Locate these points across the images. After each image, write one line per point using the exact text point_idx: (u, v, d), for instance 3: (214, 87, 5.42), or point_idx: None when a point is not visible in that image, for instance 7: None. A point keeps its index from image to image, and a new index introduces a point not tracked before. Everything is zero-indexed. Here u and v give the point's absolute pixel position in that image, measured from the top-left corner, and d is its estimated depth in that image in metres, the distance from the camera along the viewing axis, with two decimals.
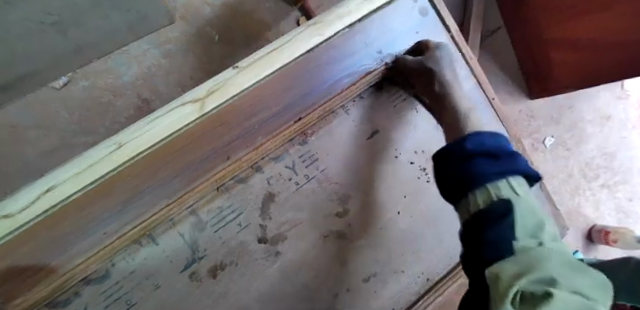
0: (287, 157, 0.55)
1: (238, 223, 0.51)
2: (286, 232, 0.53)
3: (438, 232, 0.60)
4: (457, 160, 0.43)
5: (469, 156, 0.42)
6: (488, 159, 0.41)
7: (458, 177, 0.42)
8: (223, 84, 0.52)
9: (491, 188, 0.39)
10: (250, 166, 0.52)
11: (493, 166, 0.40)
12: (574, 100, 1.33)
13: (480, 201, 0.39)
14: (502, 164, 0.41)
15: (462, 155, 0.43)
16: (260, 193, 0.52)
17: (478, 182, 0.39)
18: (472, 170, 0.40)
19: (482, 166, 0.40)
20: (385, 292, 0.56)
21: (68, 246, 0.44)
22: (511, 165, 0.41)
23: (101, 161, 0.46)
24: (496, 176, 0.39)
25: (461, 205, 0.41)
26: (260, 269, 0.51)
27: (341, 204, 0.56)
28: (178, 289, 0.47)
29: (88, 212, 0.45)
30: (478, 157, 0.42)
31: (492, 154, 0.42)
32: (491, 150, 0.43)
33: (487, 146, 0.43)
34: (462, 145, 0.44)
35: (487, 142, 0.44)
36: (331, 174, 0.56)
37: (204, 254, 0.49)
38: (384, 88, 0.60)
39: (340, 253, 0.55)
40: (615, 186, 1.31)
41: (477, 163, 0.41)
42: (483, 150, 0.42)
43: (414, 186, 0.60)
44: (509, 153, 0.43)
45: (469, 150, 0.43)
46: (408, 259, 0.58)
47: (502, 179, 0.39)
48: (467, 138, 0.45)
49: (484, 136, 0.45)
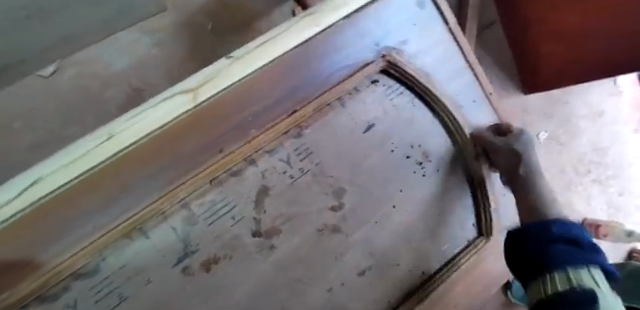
0: (281, 150, 0.53)
1: (231, 217, 0.50)
2: (281, 225, 0.52)
3: (434, 228, 0.62)
4: (531, 246, 0.54)
5: (549, 242, 0.53)
6: (569, 246, 0.52)
7: (538, 259, 0.52)
8: (216, 76, 0.50)
9: (571, 271, 0.48)
10: (242, 159, 0.51)
11: (574, 255, 0.51)
12: (570, 95, 1.39)
13: (557, 283, 0.48)
14: (585, 256, 0.52)
15: (546, 239, 0.53)
16: (254, 185, 0.51)
17: (561, 265, 0.50)
18: (552, 255, 0.51)
19: (560, 253, 0.51)
20: (379, 285, 0.57)
21: (53, 243, 0.39)
22: (591, 258, 0.52)
23: (90, 152, 0.43)
24: (577, 263, 0.50)
25: (532, 286, 0.51)
26: (253, 263, 0.50)
27: (336, 197, 0.55)
28: (167, 286, 0.45)
29: (77, 204, 0.41)
30: (558, 242, 0.53)
31: (572, 242, 0.53)
32: (572, 238, 0.54)
33: (569, 234, 0.54)
34: (547, 230, 0.55)
35: (567, 230, 0.55)
36: (326, 168, 0.55)
37: (196, 248, 0.48)
38: (380, 81, 0.60)
39: (336, 247, 0.55)
40: (606, 181, 1.35)
41: (554, 246, 0.52)
42: (562, 236, 0.53)
43: (411, 179, 0.60)
44: (591, 249, 0.53)
45: (555, 236, 0.54)
46: (402, 253, 0.59)
47: (584, 268, 0.49)
48: (553, 222, 0.56)
49: (568, 225, 0.56)
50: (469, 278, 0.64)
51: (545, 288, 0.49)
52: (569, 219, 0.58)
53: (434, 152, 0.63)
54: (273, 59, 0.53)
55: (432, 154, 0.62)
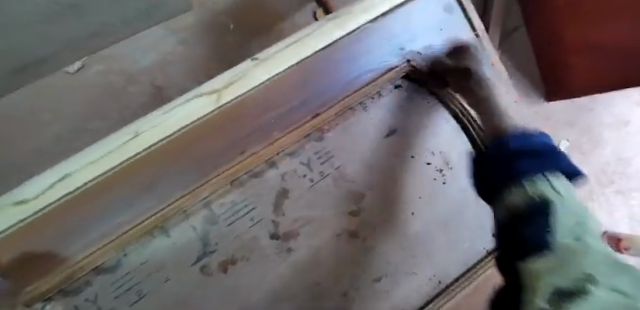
0: (303, 153, 0.53)
1: (251, 218, 0.50)
2: (299, 229, 0.52)
3: (452, 236, 0.60)
4: (498, 159, 0.51)
5: (508, 157, 0.50)
6: (527, 155, 0.49)
7: (498, 170, 0.50)
8: (243, 76, 0.51)
9: (528, 185, 0.46)
10: (264, 161, 0.51)
11: (536, 166, 0.48)
12: (595, 104, 1.36)
13: (517, 198, 0.46)
14: (542, 161, 0.48)
15: (505, 155, 0.51)
16: (274, 188, 0.51)
17: (517, 177, 0.47)
18: (513, 168, 0.48)
19: (525, 166, 0.48)
20: (395, 292, 0.56)
21: (75, 238, 0.41)
22: (550, 164, 0.49)
23: (118, 149, 0.45)
24: (535, 173, 0.47)
25: (498, 200, 0.49)
26: (270, 265, 0.50)
27: (355, 202, 0.55)
28: (184, 284, 0.46)
29: (101, 200, 0.43)
30: (518, 154, 0.50)
31: (535, 154, 0.49)
32: (531, 149, 0.50)
33: (529, 145, 0.51)
34: (503, 145, 0.52)
35: (527, 142, 0.51)
36: (346, 172, 0.55)
37: (215, 248, 0.48)
38: (403, 85, 0.60)
39: (352, 251, 0.54)
40: (629, 192, 1.31)
41: (518, 162, 0.48)
42: (521, 149, 0.50)
43: (431, 187, 0.59)
44: (551, 153, 0.50)
45: (509, 150, 0.51)
46: (420, 260, 0.58)
47: (539, 175, 0.47)
48: (510, 138, 0.53)
49: (524, 136, 0.53)
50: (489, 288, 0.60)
51: (507, 203, 0.47)
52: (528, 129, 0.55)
53: (456, 159, 0.61)
54: (299, 61, 0.53)
55: (453, 161, 0.61)
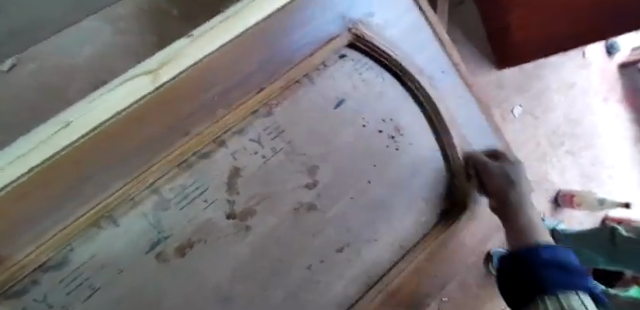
0: (252, 130, 0.52)
1: (204, 199, 0.49)
2: (255, 206, 0.51)
3: (407, 201, 0.62)
4: (523, 268, 0.51)
5: (539, 267, 0.49)
6: (556, 269, 0.48)
7: (524, 287, 0.49)
8: (177, 55, 0.49)
9: (562, 297, 0.46)
10: (212, 140, 0.49)
11: (564, 281, 0.47)
12: (543, 69, 1.48)
13: (549, 305, 0.45)
14: (573, 278, 0.48)
15: (531, 268, 0.50)
16: (225, 167, 0.50)
17: (554, 291, 0.46)
18: (544, 278, 0.47)
19: (556, 279, 0.47)
20: (358, 259, 0.57)
21: (15, 236, 0.37)
22: (578, 283, 0.48)
23: (53, 139, 0.41)
24: (564, 289, 0.46)
25: (529, 301, 0.48)
26: (229, 245, 0.50)
27: (310, 175, 0.55)
28: (142, 273, 0.45)
29: (41, 194, 0.39)
30: (549, 267, 0.49)
31: (564, 267, 0.49)
32: (562, 263, 0.49)
33: (560, 259, 0.50)
34: (536, 255, 0.51)
35: (557, 256, 0.50)
36: (298, 146, 0.54)
37: (169, 234, 0.46)
38: (348, 55, 0.60)
39: (312, 224, 0.54)
40: (578, 151, 1.48)
41: (544, 274, 0.48)
42: (552, 261, 0.49)
43: (384, 154, 0.60)
44: (578, 272, 0.49)
45: (542, 260, 0.50)
46: (380, 228, 0.59)
47: (574, 293, 0.46)
48: (542, 250, 0.51)
49: (557, 249, 0.51)
50: (446, 247, 0.65)
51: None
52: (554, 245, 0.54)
53: (405, 126, 0.62)
54: (236, 36, 0.52)
55: (403, 128, 0.62)
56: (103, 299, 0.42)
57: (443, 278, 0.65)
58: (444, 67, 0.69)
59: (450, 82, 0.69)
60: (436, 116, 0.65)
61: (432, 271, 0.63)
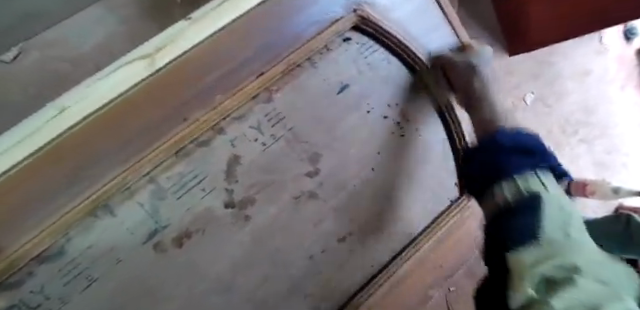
0: (251, 116, 0.49)
1: (202, 188, 0.47)
2: (255, 195, 0.50)
3: (413, 189, 0.60)
4: (486, 161, 0.47)
5: (505, 152, 0.46)
6: (521, 153, 0.45)
7: (489, 172, 0.46)
8: (172, 41, 0.50)
9: (520, 180, 0.42)
10: (210, 128, 0.47)
11: (527, 161, 0.44)
12: (557, 55, 1.43)
13: (506, 190, 0.42)
14: (531, 158, 0.45)
15: (494, 149, 0.47)
16: (223, 155, 0.48)
17: (514, 172, 0.43)
18: (505, 162, 0.44)
19: (518, 161, 0.44)
20: (362, 250, 0.55)
21: (17, 222, 0.37)
22: (539, 162, 0.45)
23: (56, 121, 0.44)
24: (526, 170, 0.43)
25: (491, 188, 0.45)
26: (228, 235, 0.48)
27: (312, 163, 0.53)
28: (140, 264, 0.43)
29: (45, 173, 0.41)
30: (512, 151, 0.46)
31: (528, 150, 0.46)
32: (527, 146, 0.46)
33: (522, 142, 0.47)
34: (499, 144, 0.47)
35: (519, 139, 0.47)
36: (300, 133, 0.52)
37: (168, 223, 0.45)
38: (353, 38, 0.57)
39: (313, 214, 0.53)
40: (593, 139, 1.43)
41: (504, 156, 0.45)
42: (514, 146, 0.46)
43: (390, 141, 0.58)
44: (542, 155, 0.46)
45: (506, 146, 0.46)
46: (385, 217, 0.57)
47: (532, 174, 0.43)
48: (503, 135, 0.49)
49: (521, 135, 0.48)
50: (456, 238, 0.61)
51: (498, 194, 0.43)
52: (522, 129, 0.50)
53: (413, 111, 0.60)
54: (232, 22, 0.52)
55: (410, 113, 0.60)
56: (101, 291, 0.40)
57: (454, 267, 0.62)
58: (455, 51, 0.66)
59: (460, 67, 0.66)
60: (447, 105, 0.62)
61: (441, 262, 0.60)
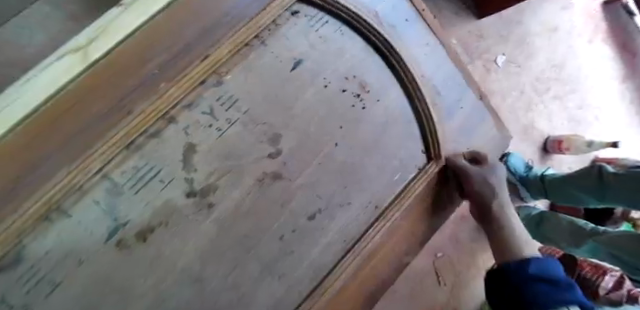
0: (203, 101, 0.48)
1: (160, 180, 0.46)
2: (216, 182, 0.48)
3: (380, 160, 0.59)
4: (512, 283, 0.56)
5: (528, 281, 0.55)
6: (548, 286, 0.54)
7: (517, 300, 0.54)
8: (106, 28, 0.45)
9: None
10: (160, 118, 0.46)
11: (550, 293, 0.54)
12: (524, 15, 1.44)
13: None
14: (561, 292, 0.54)
15: (518, 280, 0.56)
16: (178, 145, 0.47)
17: (542, 304, 0.52)
18: (529, 292, 0.54)
19: (542, 292, 0.54)
20: (332, 226, 0.55)
21: None
22: (565, 294, 0.54)
23: None
24: (553, 303, 0.52)
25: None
26: (193, 225, 0.48)
27: (273, 144, 0.52)
28: (107, 263, 0.43)
29: None
30: (538, 282, 0.55)
31: (554, 283, 0.55)
32: (549, 278, 0.56)
33: (547, 275, 0.56)
34: (523, 269, 0.56)
35: (545, 269, 0.56)
36: (256, 114, 0.51)
37: (128, 220, 0.44)
38: (302, 12, 0.56)
39: (279, 194, 0.52)
40: (565, 96, 1.45)
41: (534, 285, 0.54)
42: (537, 276, 0.55)
43: (351, 114, 0.57)
44: (568, 286, 0.56)
45: (529, 275, 0.56)
46: (353, 191, 0.57)
47: (563, 306, 0.52)
48: (529, 262, 0.57)
49: (547, 267, 0.57)
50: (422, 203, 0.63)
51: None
52: (538, 255, 0.60)
53: (371, 82, 0.59)
54: (165, 7, 0.49)
55: (369, 84, 0.59)
56: (66, 294, 0.40)
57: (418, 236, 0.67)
58: (408, 15, 0.65)
59: (415, 31, 0.65)
60: (405, 72, 0.61)
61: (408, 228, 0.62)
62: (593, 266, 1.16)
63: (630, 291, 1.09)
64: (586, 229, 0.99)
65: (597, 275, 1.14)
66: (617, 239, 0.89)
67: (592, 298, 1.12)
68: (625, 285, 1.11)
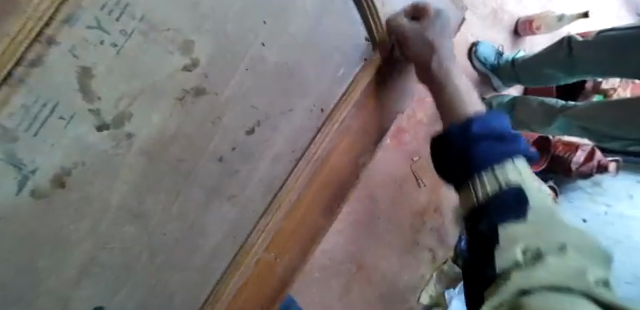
0: (85, 12, 0.37)
1: (59, 117, 0.38)
2: (129, 109, 0.42)
3: (320, 56, 0.54)
4: (459, 148, 0.46)
5: (474, 142, 0.44)
6: (492, 141, 0.43)
7: (464, 160, 0.44)
8: None
9: (498, 170, 0.39)
10: (34, 41, 0.35)
11: (496, 148, 0.42)
12: None
13: (486, 184, 0.39)
14: (507, 145, 0.43)
15: (466, 140, 0.46)
16: (68, 71, 0.38)
17: (487, 166, 0.40)
18: (475, 151, 0.43)
19: (485, 150, 0.42)
20: (276, 136, 0.52)
21: None
22: (512, 149, 0.42)
23: None
24: (501, 157, 0.41)
25: (465, 186, 0.43)
26: (115, 160, 0.42)
27: (187, 54, 0.44)
28: (29, 217, 0.38)
29: None
30: (483, 139, 0.44)
31: (499, 136, 0.44)
32: (497, 132, 0.44)
33: (491, 130, 0.45)
34: (468, 131, 0.47)
35: (488, 125, 0.46)
36: (154, 20, 0.41)
37: (35, 167, 0.37)
38: None
39: (208, 111, 0.46)
40: None
41: (477, 146, 0.43)
42: (485, 133, 0.45)
43: (274, 4, 0.48)
44: (514, 136, 0.44)
45: (476, 135, 0.45)
46: (293, 96, 0.52)
47: (509, 159, 0.40)
48: (473, 121, 0.48)
49: (488, 120, 0.47)
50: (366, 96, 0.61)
51: (475, 193, 0.40)
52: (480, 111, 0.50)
53: None
54: None
55: None
56: None
57: (371, 126, 0.67)
58: None
59: None
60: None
61: (354, 125, 0.62)
62: (566, 145, 1.12)
63: (601, 162, 1.11)
64: (557, 106, 0.91)
65: (570, 152, 1.12)
66: (598, 111, 0.79)
67: (565, 174, 1.14)
68: (596, 157, 1.10)
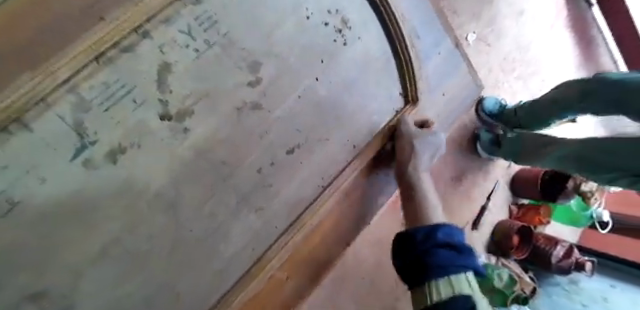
0: (180, 19, 0.45)
1: (132, 100, 0.43)
2: (193, 106, 0.46)
3: (360, 99, 0.60)
4: (418, 249, 0.48)
5: (433, 248, 0.47)
6: (453, 253, 0.48)
7: (419, 265, 0.47)
8: None
9: (453, 280, 0.45)
10: (133, 31, 0.42)
11: (454, 260, 0.47)
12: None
13: (442, 292, 0.44)
14: (464, 259, 0.48)
15: (429, 247, 0.47)
16: (153, 63, 0.44)
17: (441, 272, 0.45)
18: (434, 257, 0.46)
19: (445, 258, 0.46)
20: (310, 160, 0.56)
21: None
22: (466, 262, 0.48)
23: None
24: (456, 270, 0.46)
25: (418, 287, 0.47)
26: (167, 149, 0.45)
27: (253, 72, 0.50)
28: (73, 182, 0.40)
29: None
30: (442, 249, 0.47)
31: (457, 249, 0.48)
32: (457, 245, 0.48)
33: (454, 240, 0.48)
34: (432, 235, 0.48)
35: (451, 234, 0.49)
36: (235, 38, 0.49)
37: (96, 139, 0.41)
38: None
39: (258, 125, 0.51)
40: (529, 77, 1.44)
41: (436, 251, 0.47)
42: (443, 240, 0.48)
43: (331, 49, 0.56)
44: (470, 251, 0.49)
45: (437, 240, 0.48)
46: (331, 129, 0.57)
47: (462, 274, 0.46)
48: (440, 227, 0.49)
49: (452, 229, 0.50)
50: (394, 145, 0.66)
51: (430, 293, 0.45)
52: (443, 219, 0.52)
53: (353, 18, 0.58)
54: None
55: (351, 20, 0.58)
56: (24, 213, 0.37)
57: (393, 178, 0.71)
58: None
59: None
60: (385, 6, 0.60)
61: (378, 168, 0.66)
62: (546, 238, 1.18)
63: (578, 259, 1.15)
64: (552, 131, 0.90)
65: (550, 246, 1.16)
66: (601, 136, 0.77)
67: (545, 268, 1.16)
68: (574, 253, 1.15)
